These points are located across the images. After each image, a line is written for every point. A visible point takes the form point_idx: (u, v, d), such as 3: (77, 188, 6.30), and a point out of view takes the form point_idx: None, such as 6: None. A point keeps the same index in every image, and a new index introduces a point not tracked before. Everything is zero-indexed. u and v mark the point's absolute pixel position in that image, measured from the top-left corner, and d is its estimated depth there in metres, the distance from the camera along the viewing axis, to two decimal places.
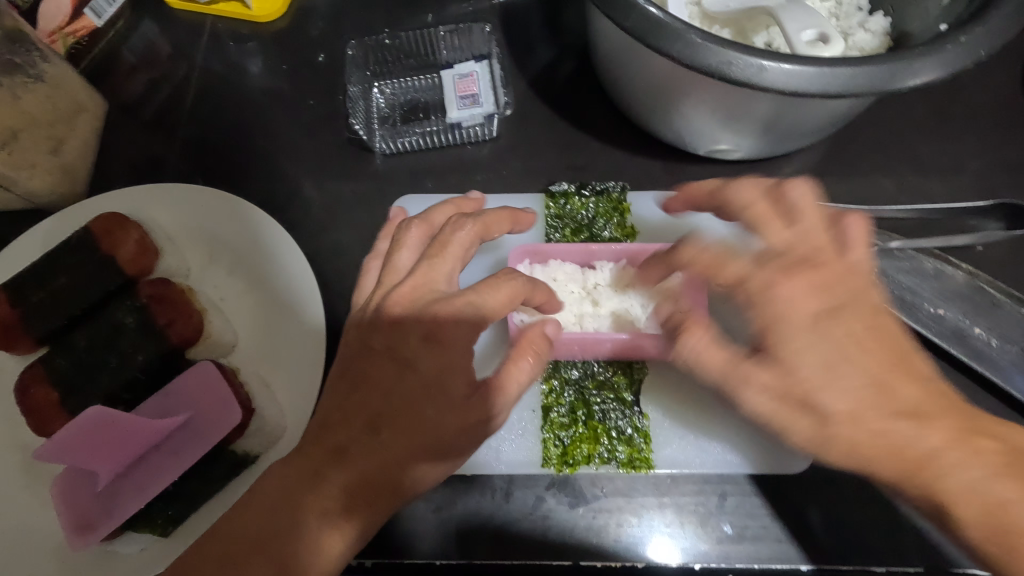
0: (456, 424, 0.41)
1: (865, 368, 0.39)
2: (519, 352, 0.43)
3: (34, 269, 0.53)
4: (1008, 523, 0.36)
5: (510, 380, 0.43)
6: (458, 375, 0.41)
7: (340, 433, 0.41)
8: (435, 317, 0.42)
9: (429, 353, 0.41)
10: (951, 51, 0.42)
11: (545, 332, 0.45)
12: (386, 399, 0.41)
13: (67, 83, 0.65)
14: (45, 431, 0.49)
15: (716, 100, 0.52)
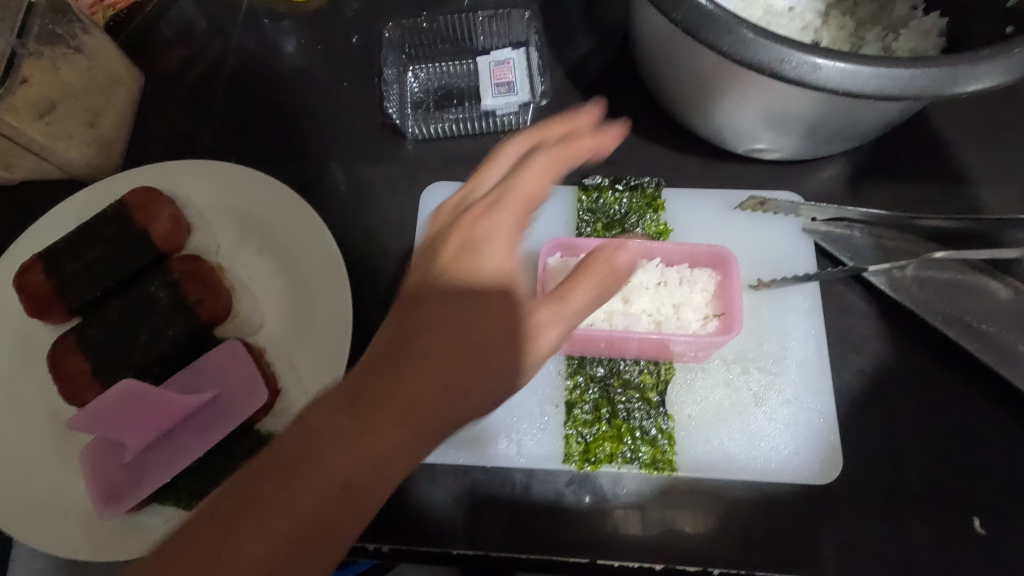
0: (494, 345, 0.37)
1: None
2: (581, 276, 0.39)
3: (70, 240, 0.54)
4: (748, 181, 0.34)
5: (573, 297, 0.39)
6: (498, 290, 0.38)
7: (355, 387, 0.36)
8: (467, 225, 0.40)
9: (464, 262, 0.39)
10: (1016, 56, 0.41)
11: (615, 255, 0.39)
12: (413, 334, 0.37)
13: (106, 55, 0.65)
14: (75, 400, 0.50)
15: (761, 97, 0.50)
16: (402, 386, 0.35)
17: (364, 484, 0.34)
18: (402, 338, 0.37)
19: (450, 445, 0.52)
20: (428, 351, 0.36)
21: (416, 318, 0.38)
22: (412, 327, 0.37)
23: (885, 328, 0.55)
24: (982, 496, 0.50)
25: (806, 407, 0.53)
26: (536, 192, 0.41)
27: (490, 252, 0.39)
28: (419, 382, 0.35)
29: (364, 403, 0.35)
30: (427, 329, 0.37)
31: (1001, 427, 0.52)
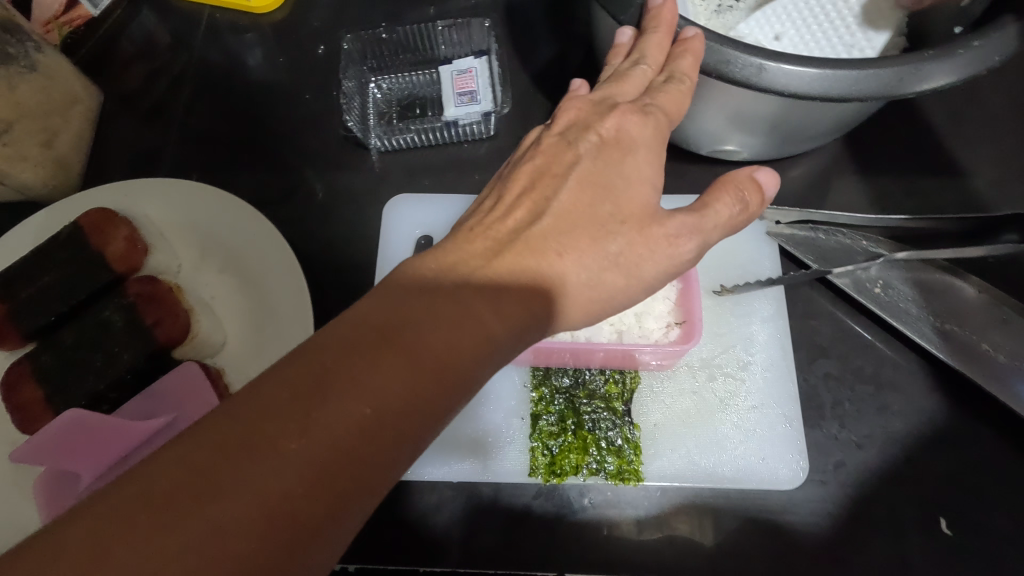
0: (490, 336, 0.33)
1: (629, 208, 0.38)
2: (730, 189, 0.39)
3: (22, 264, 0.53)
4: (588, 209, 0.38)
5: (716, 207, 0.38)
6: (641, 188, 0.39)
7: (314, 373, 0.29)
8: (620, 110, 0.42)
9: (606, 147, 0.40)
10: (963, 55, 0.40)
11: (755, 176, 0.40)
12: (405, 323, 0.32)
13: (61, 73, 0.64)
14: (30, 428, 0.49)
15: (718, 99, 0.50)
16: (373, 380, 0.29)
17: (306, 499, 0.27)
18: (386, 319, 0.32)
19: (416, 460, 0.52)
20: (560, 242, 0.37)
21: (527, 209, 0.39)
22: (398, 307, 0.32)
23: (852, 330, 0.55)
24: (948, 498, 0.50)
25: (773, 412, 0.53)
26: (676, 112, 0.43)
27: (637, 157, 0.40)
28: (394, 374, 0.30)
29: (328, 392, 0.29)
30: (413, 312, 0.32)
31: (966, 426, 0.52)
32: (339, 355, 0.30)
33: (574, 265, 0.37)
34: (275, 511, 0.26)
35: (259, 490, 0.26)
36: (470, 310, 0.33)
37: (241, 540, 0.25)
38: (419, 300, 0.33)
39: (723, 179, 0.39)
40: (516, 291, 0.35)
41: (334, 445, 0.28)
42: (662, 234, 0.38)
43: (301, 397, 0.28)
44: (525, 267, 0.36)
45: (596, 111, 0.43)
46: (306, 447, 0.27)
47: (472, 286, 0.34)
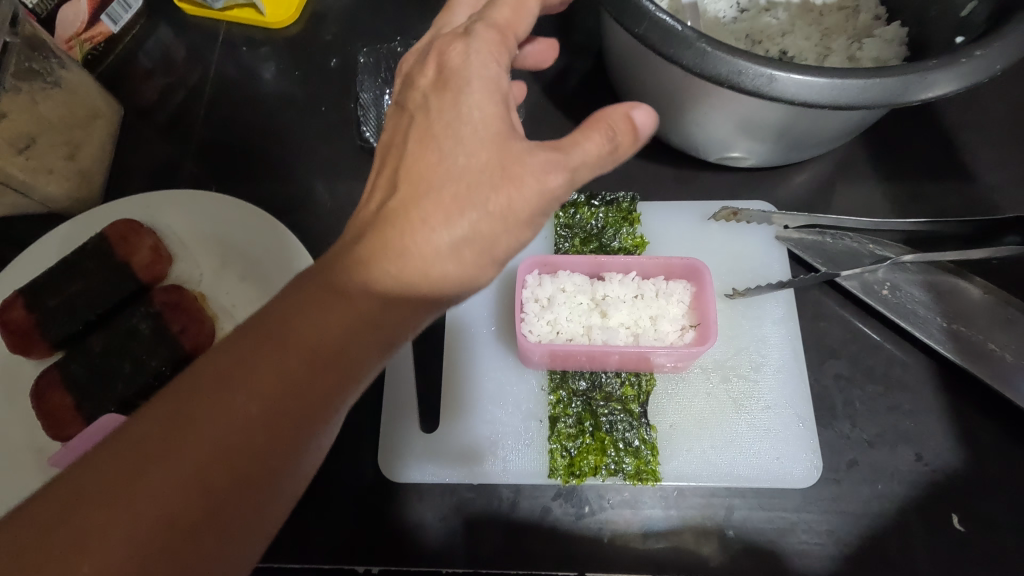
0: (368, 319, 0.34)
1: (477, 156, 0.35)
2: (594, 129, 0.37)
3: (51, 274, 0.54)
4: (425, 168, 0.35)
5: (579, 149, 0.36)
6: (490, 128, 0.35)
7: (199, 382, 0.31)
8: (440, 48, 0.37)
9: (439, 94, 0.36)
10: (966, 64, 0.42)
11: (629, 116, 0.37)
12: (280, 320, 0.33)
13: (83, 89, 0.65)
14: (61, 435, 0.50)
15: (728, 108, 0.52)
16: (250, 382, 0.31)
17: (196, 498, 0.30)
18: (260, 322, 0.33)
19: (438, 464, 0.53)
20: (421, 206, 0.35)
21: (385, 186, 0.37)
22: (274, 308, 0.34)
23: (861, 331, 0.57)
24: (960, 495, 0.51)
25: (785, 412, 0.54)
26: (515, 24, 0.38)
27: (473, 95, 0.36)
28: (269, 375, 0.32)
29: (211, 399, 0.31)
30: (286, 311, 0.33)
31: (975, 424, 0.53)
32: (221, 366, 0.32)
33: (438, 221, 0.34)
34: (169, 512, 0.29)
35: (151, 497, 0.29)
36: (342, 297, 0.34)
37: (137, 539, 0.28)
38: (293, 294, 0.34)
39: (591, 122, 0.37)
40: (389, 272, 0.34)
41: (217, 447, 0.30)
42: (529, 176, 0.35)
43: (187, 409, 0.31)
44: (392, 238, 0.34)
45: (425, 53, 0.39)
46: (191, 452, 0.30)
47: (341, 274, 0.34)
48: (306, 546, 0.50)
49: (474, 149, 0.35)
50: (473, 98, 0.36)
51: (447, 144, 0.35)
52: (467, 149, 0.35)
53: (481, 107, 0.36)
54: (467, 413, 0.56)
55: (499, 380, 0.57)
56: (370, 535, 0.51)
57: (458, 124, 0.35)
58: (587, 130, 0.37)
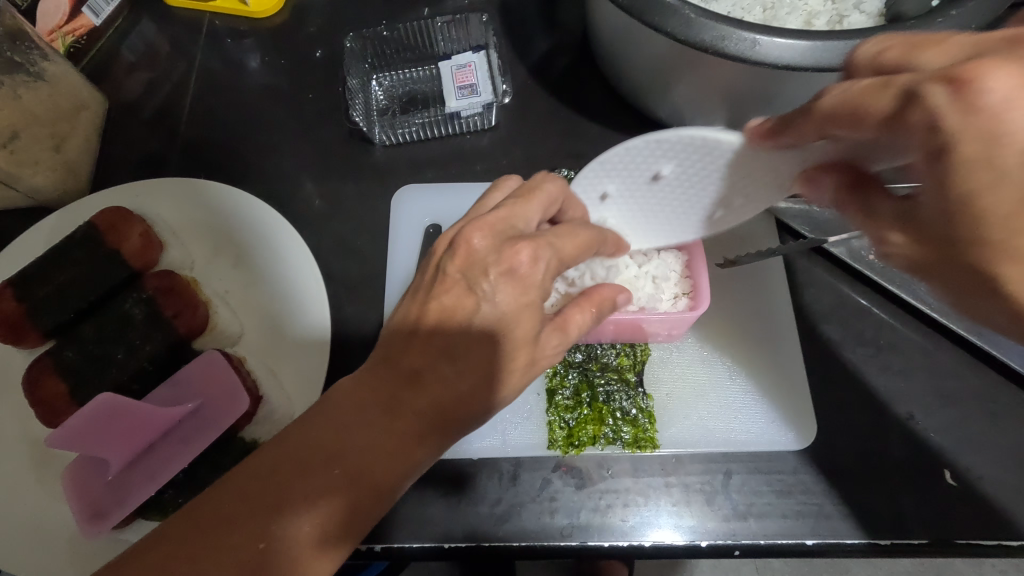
0: (401, 456, 0.37)
1: (517, 353, 0.39)
2: (584, 302, 0.42)
3: (40, 264, 0.54)
4: (474, 346, 0.38)
5: (573, 323, 0.42)
6: (531, 324, 0.39)
7: (250, 488, 0.35)
8: (516, 248, 0.39)
9: (510, 291, 0.38)
10: (941, 25, 0.43)
11: (615, 295, 0.44)
12: (328, 442, 0.36)
13: (66, 82, 0.64)
14: (57, 422, 0.51)
15: (712, 80, 0.52)
16: (309, 497, 0.35)
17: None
18: (317, 442, 0.36)
19: None
20: (464, 381, 0.38)
21: (436, 347, 0.38)
22: (333, 429, 0.36)
23: (850, 297, 0.57)
24: (952, 450, 0.52)
25: (776, 377, 0.55)
26: (576, 254, 0.41)
27: (529, 283, 0.39)
28: (313, 492, 0.35)
29: (275, 511, 0.34)
30: (345, 436, 0.36)
31: (962, 380, 0.54)
32: (284, 478, 0.35)
33: (474, 393, 0.38)
34: None
35: None
36: (383, 433, 0.37)
37: None
38: (345, 414, 0.37)
39: (598, 308, 0.43)
40: (426, 414, 0.37)
41: (272, 554, 0.33)
42: (543, 361, 0.41)
43: (252, 513, 0.34)
44: (435, 395, 0.37)
45: (497, 248, 0.39)
46: (249, 555, 0.33)
47: (384, 408, 0.37)
48: None
49: (516, 339, 0.38)
50: (531, 301, 0.38)
51: (501, 338, 0.38)
52: (513, 345, 0.38)
53: (531, 301, 0.39)
54: None
55: None
56: None
57: (511, 327, 0.38)
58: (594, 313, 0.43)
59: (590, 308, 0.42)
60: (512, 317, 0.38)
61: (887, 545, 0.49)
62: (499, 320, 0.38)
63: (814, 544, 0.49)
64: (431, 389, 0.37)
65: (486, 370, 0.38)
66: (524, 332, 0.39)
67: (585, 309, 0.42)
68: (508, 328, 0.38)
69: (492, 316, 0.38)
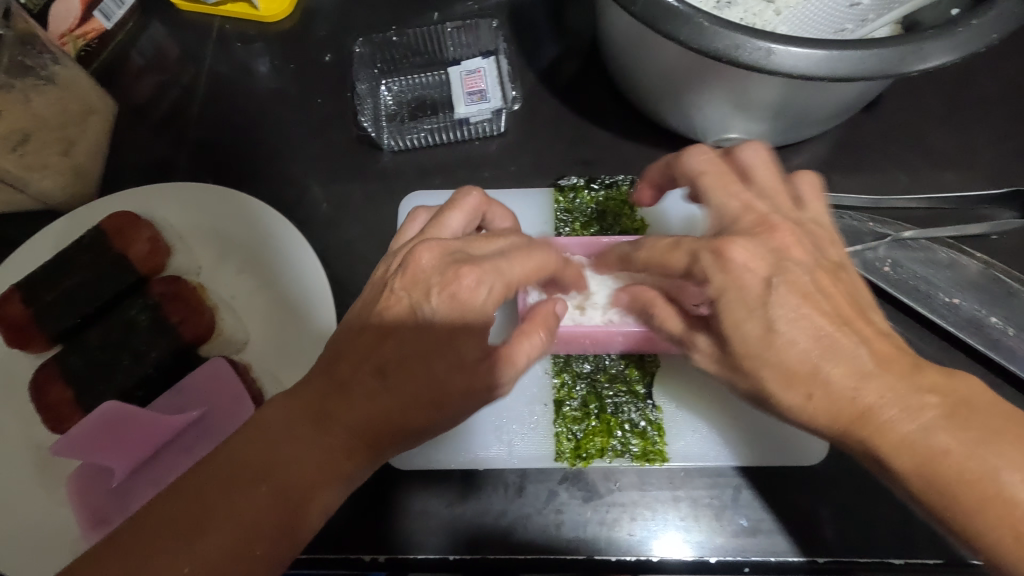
0: (338, 468, 0.37)
1: (453, 371, 0.37)
2: (531, 328, 0.41)
3: (47, 269, 0.54)
4: (407, 365, 0.37)
5: (521, 352, 0.40)
6: (468, 351, 0.38)
7: (186, 502, 0.34)
8: (458, 272, 0.38)
9: (445, 311, 0.38)
10: (962, 34, 0.42)
11: (556, 309, 0.44)
12: (267, 453, 0.36)
13: (76, 86, 0.64)
14: (62, 428, 0.51)
15: (725, 88, 0.51)
16: (238, 510, 0.34)
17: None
18: (257, 455, 0.36)
19: (443, 449, 0.53)
20: (400, 400, 0.37)
21: (374, 359, 0.38)
22: (267, 442, 0.36)
23: None
24: None
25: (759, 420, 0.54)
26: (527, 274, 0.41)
27: (471, 303, 0.38)
28: (251, 506, 0.34)
29: (202, 529, 0.33)
30: (274, 451, 0.36)
31: None
32: (215, 493, 0.34)
33: (408, 407, 0.37)
34: None
35: None
36: (320, 444, 0.36)
37: None
38: (282, 426, 0.37)
39: (537, 334, 0.41)
40: (361, 426, 0.37)
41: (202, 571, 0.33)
42: (489, 391, 0.39)
43: (181, 531, 0.33)
44: (368, 408, 0.37)
45: (441, 268, 0.39)
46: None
47: (321, 419, 0.37)
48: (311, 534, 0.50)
49: (451, 358, 0.37)
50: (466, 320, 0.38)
51: (437, 357, 0.37)
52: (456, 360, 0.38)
53: (469, 325, 0.38)
54: None
55: None
56: (376, 523, 0.51)
57: (446, 350, 0.37)
58: (535, 343, 0.41)
59: (540, 330, 0.41)
60: (449, 341, 0.38)
61: (901, 565, 0.48)
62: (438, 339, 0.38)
63: (826, 561, 0.48)
64: (364, 405, 0.37)
65: (420, 391, 0.37)
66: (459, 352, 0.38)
67: (529, 338, 0.41)
68: (442, 347, 0.38)
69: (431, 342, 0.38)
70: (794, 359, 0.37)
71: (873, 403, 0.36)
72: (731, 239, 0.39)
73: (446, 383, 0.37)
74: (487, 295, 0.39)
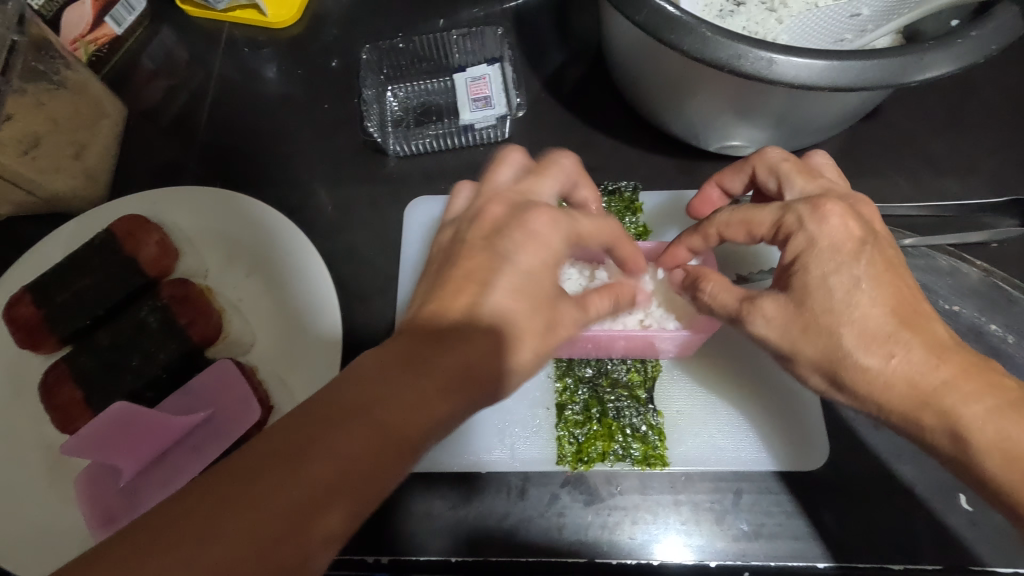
0: (436, 410, 0.34)
1: (537, 310, 0.38)
2: (604, 291, 0.44)
3: (59, 270, 0.55)
4: (496, 308, 0.37)
5: (594, 306, 0.43)
6: (547, 287, 0.39)
7: (282, 435, 0.31)
8: (533, 213, 0.39)
9: (530, 249, 0.38)
10: (961, 45, 0.42)
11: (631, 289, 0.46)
12: (366, 390, 0.34)
13: (88, 90, 0.65)
14: (71, 428, 0.52)
15: (727, 95, 0.52)
16: (339, 446, 0.31)
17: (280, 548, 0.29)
18: (356, 392, 0.33)
19: (445, 453, 0.54)
20: (493, 340, 0.36)
21: (467, 302, 0.37)
22: (368, 380, 0.34)
23: None
24: None
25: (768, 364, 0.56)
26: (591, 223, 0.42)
27: (554, 246, 0.39)
28: (352, 441, 0.32)
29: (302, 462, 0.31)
30: (374, 388, 0.34)
31: None
32: (311, 427, 0.32)
33: (499, 344, 0.37)
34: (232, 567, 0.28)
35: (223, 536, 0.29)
36: (420, 383, 0.34)
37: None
38: (381, 364, 0.35)
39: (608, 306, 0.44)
40: (458, 364, 0.35)
41: (304, 502, 0.30)
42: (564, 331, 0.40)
43: (277, 462, 0.31)
44: (465, 347, 0.36)
45: (516, 212, 0.40)
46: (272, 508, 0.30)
47: (415, 354, 0.35)
48: None
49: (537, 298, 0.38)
50: (546, 259, 0.39)
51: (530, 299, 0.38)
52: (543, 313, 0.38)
53: (550, 264, 0.39)
54: None
55: None
56: (380, 525, 0.51)
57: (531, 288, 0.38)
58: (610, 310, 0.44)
59: (615, 298, 0.44)
60: (534, 286, 0.38)
61: (899, 570, 0.48)
62: (522, 280, 0.38)
63: (826, 567, 0.48)
64: (461, 344, 0.36)
65: (510, 330, 0.37)
66: (543, 293, 0.38)
67: (604, 303, 0.43)
68: (531, 291, 0.38)
69: (515, 282, 0.37)
70: (870, 325, 0.36)
71: (942, 384, 0.35)
72: (829, 201, 0.39)
73: (533, 323, 0.38)
74: (558, 237, 0.39)
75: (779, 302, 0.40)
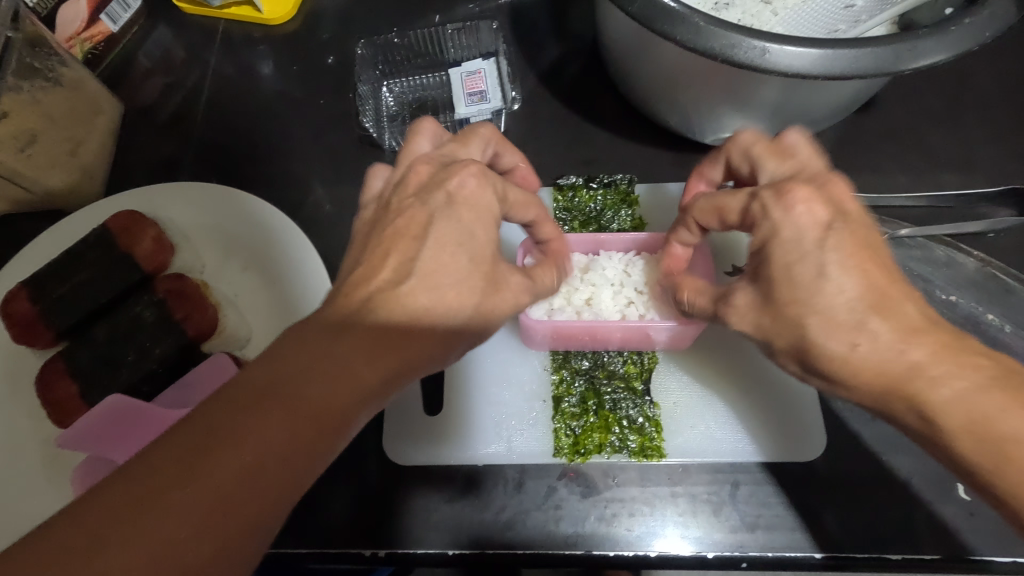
0: (366, 379, 0.33)
1: (476, 269, 0.37)
2: (546, 264, 0.45)
3: (55, 265, 0.55)
4: (429, 264, 0.36)
5: (542, 278, 0.43)
6: (486, 241, 0.37)
7: (197, 425, 0.30)
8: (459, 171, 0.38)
9: (466, 207, 0.37)
10: (955, 33, 0.42)
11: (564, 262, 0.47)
12: (282, 366, 0.32)
13: (84, 87, 0.65)
14: (67, 422, 0.52)
15: (721, 87, 0.52)
16: (255, 428, 0.30)
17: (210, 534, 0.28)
18: (271, 371, 0.32)
19: (441, 447, 0.54)
20: (441, 302, 0.35)
21: (392, 264, 0.36)
22: (283, 358, 0.33)
23: None
24: None
25: (751, 356, 0.56)
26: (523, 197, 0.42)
27: (487, 204, 0.38)
28: (271, 418, 0.31)
29: (220, 447, 0.30)
30: (288, 364, 0.32)
31: None
32: (228, 414, 0.30)
33: (438, 306, 0.35)
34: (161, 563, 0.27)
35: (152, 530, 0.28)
36: (345, 354, 0.33)
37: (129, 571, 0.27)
38: (298, 340, 0.33)
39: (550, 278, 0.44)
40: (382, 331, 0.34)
41: (232, 484, 0.29)
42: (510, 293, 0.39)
43: (193, 452, 0.29)
44: (389, 312, 0.34)
45: (445, 168, 0.39)
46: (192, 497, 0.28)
47: (334, 326, 0.34)
48: (314, 532, 0.51)
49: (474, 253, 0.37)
50: (487, 216, 0.38)
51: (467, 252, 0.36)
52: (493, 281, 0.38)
53: (489, 221, 0.38)
54: (471, 394, 0.57)
55: (504, 362, 0.57)
56: (377, 518, 0.51)
57: (476, 245, 0.37)
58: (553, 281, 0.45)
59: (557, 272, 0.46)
60: (475, 244, 0.37)
61: (897, 560, 0.48)
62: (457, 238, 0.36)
63: (824, 557, 0.48)
64: (401, 310, 0.34)
65: (452, 288, 0.36)
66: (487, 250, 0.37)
67: (549, 278, 0.44)
68: (466, 249, 0.36)
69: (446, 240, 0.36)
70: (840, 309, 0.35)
71: (920, 360, 0.33)
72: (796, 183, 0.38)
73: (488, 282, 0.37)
74: (490, 197, 0.38)
75: (747, 298, 0.39)
